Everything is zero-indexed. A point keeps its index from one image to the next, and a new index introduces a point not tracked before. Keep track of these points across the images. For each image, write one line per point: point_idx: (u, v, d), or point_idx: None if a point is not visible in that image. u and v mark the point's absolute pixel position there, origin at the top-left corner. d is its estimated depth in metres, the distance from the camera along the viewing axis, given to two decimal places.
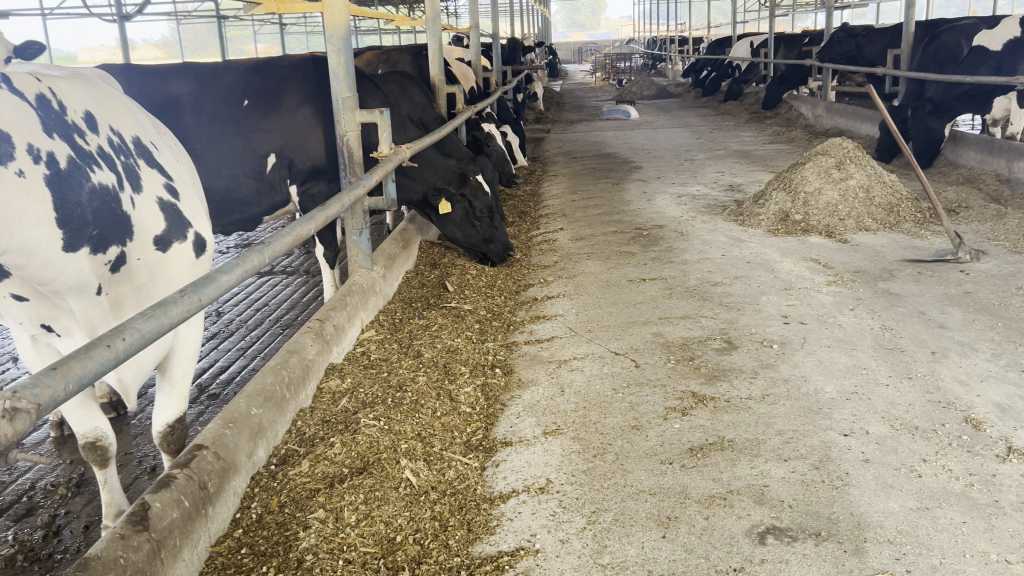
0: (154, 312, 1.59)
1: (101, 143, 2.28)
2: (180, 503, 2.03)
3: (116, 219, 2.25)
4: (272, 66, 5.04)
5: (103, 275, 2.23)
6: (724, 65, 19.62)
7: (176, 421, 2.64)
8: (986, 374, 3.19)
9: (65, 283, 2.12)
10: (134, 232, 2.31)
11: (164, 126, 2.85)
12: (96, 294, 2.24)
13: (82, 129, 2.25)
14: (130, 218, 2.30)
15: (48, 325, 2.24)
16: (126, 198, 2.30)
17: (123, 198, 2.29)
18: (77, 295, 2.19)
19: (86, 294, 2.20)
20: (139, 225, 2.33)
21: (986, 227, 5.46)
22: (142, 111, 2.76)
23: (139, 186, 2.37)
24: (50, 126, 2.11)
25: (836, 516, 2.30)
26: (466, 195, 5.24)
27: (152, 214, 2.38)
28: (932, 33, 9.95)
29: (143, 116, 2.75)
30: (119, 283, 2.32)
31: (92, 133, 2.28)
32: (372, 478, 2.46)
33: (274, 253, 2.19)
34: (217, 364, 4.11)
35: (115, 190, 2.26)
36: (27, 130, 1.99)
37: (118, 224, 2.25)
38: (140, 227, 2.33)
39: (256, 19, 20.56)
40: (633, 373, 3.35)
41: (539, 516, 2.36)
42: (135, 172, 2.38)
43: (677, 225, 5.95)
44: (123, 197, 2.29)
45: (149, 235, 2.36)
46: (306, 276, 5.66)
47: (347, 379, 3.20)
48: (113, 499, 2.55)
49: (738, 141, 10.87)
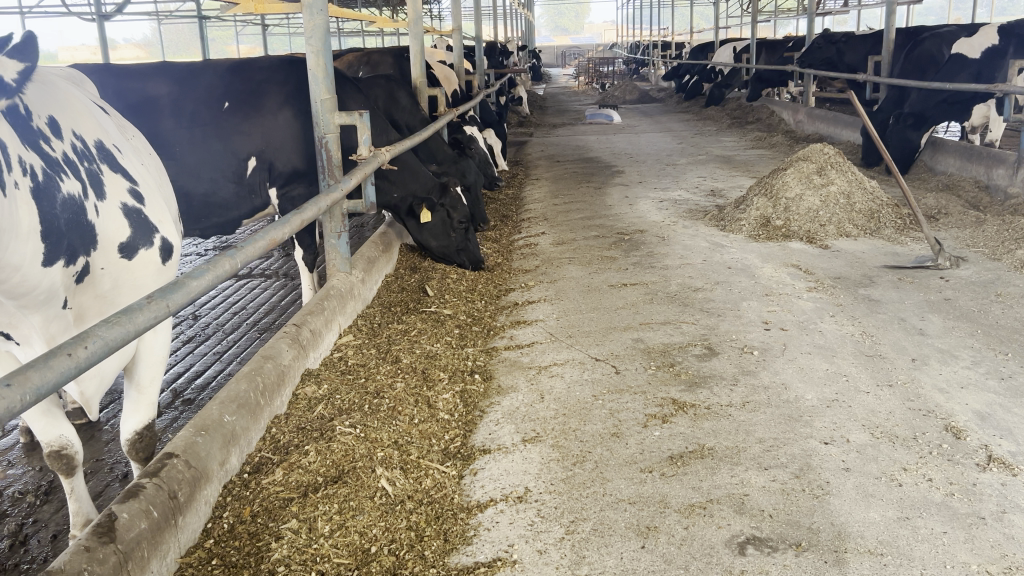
0: (119, 318, 1.53)
1: (66, 149, 2.21)
2: (149, 513, 1.98)
3: (84, 229, 2.18)
4: (251, 68, 4.99)
5: (68, 287, 2.17)
6: (707, 69, 19.68)
7: (144, 429, 2.57)
8: (967, 381, 3.19)
9: (35, 297, 2.08)
10: (98, 241, 2.23)
11: (129, 128, 2.76)
12: (61, 307, 2.18)
13: (47, 135, 2.17)
14: (96, 226, 2.22)
15: (7, 333, 2.13)
16: (90, 206, 2.22)
17: (89, 207, 2.21)
18: (43, 307, 2.13)
19: (51, 306, 2.15)
20: (104, 233, 2.25)
21: (966, 234, 5.48)
22: (105, 112, 2.67)
23: (104, 192, 2.28)
24: (19, 135, 2.05)
25: (817, 525, 2.28)
26: (445, 205, 5.21)
27: (117, 221, 2.30)
28: (913, 40, 10.02)
29: (106, 116, 2.65)
30: (82, 294, 2.25)
31: (57, 139, 2.20)
32: (346, 487, 2.40)
33: (246, 258, 2.14)
34: (193, 368, 4.06)
35: (81, 198, 2.19)
36: (13, 143, 1.98)
37: (85, 233, 2.18)
38: (104, 236, 2.25)
39: (237, 21, 20.41)
40: (614, 380, 3.32)
41: (517, 525, 2.33)
42: (99, 177, 2.29)
43: (659, 230, 5.95)
44: (88, 205, 2.21)
45: (113, 242, 2.28)
46: (284, 280, 5.60)
47: (324, 385, 3.15)
48: (81, 509, 2.48)
49: (720, 146, 10.88)
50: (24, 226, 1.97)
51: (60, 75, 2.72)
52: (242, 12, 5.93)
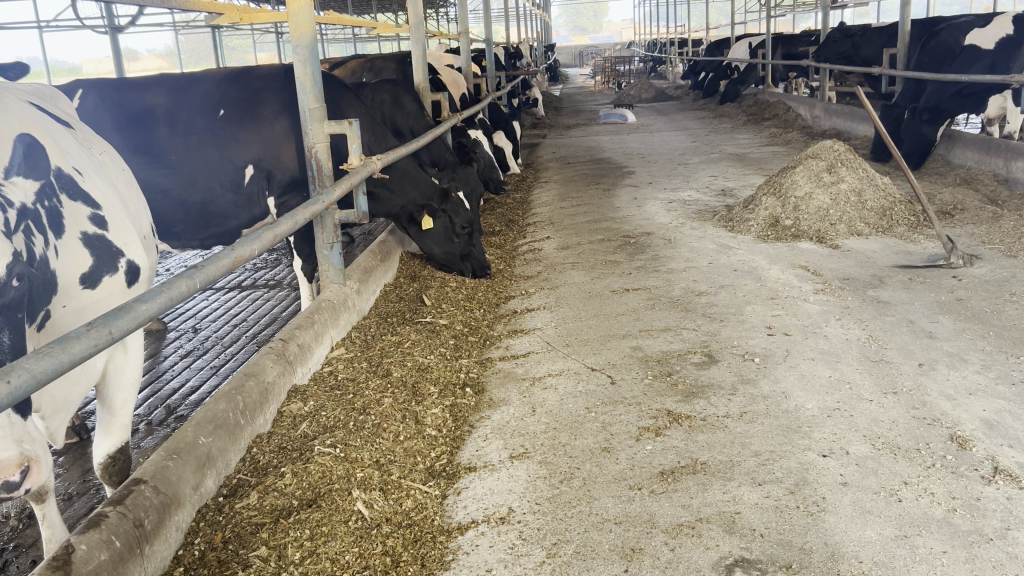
0: (51, 349, 1.47)
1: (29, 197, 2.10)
2: (110, 544, 1.90)
3: (49, 278, 2.11)
4: (249, 75, 4.86)
5: (32, 337, 2.11)
6: (722, 66, 19.46)
7: (116, 451, 2.59)
8: (976, 388, 3.06)
9: None
10: (60, 282, 2.17)
11: (91, 145, 2.68)
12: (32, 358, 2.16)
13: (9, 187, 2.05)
14: (57, 270, 2.16)
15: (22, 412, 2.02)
16: (53, 249, 2.14)
17: (51, 252, 2.13)
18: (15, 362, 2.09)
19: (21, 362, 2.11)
20: (65, 274, 2.19)
21: (981, 230, 5.33)
22: (58, 126, 2.55)
23: (63, 227, 2.20)
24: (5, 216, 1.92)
25: (810, 545, 2.18)
26: (447, 211, 5.14)
27: (76, 256, 2.23)
28: (930, 31, 9.82)
29: (66, 134, 2.55)
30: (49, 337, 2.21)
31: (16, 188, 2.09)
32: (321, 511, 2.33)
33: (207, 278, 2.08)
34: (188, 384, 4.01)
35: (46, 246, 2.11)
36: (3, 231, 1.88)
37: (49, 282, 2.12)
38: (65, 274, 2.19)
39: (252, 29, 20.46)
40: (608, 391, 3.23)
41: (496, 549, 2.25)
42: (59, 213, 2.19)
43: (666, 232, 5.84)
44: (51, 248, 2.13)
45: (74, 279, 2.23)
46: (288, 290, 5.56)
47: (310, 402, 3.07)
48: (54, 534, 2.43)
49: (734, 144, 10.73)
50: (11, 315, 1.87)
51: (14, 92, 2.62)
52: (226, 20, 5.45)
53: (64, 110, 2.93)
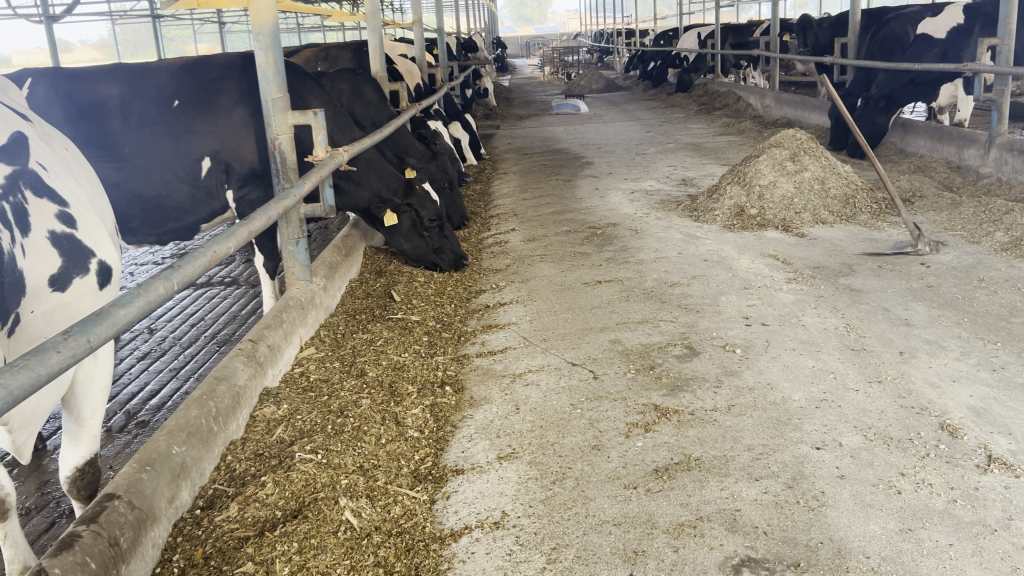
0: (27, 362, 1.33)
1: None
2: (85, 565, 1.76)
3: (18, 279, 1.95)
4: (205, 65, 4.61)
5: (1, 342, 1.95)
6: (671, 56, 19.53)
7: (86, 463, 2.45)
8: (958, 374, 3.07)
9: None
10: (28, 285, 2.01)
11: (53, 140, 2.52)
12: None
13: None
14: (24, 270, 1.99)
15: None
16: (19, 249, 1.97)
17: (16, 251, 1.96)
18: None
19: None
20: (32, 275, 2.03)
21: (942, 216, 5.39)
22: (18, 118, 2.38)
23: (29, 226, 2.03)
24: None
25: (815, 542, 2.13)
26: (412, 206, 5.07)
27: (43, 256, 2.07)
28: (880, 21, 9.97)
29: (24, 125, 2.37)
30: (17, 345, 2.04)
31: None
32: (307, 522, 2.21)
33: (184, 278, 1.94)
34: (147, 388, 3.83)
35: (12, 243, 1.94)
36: None
37: (17, 286, 1.95)
38: (33, 276, 2.03)
39: (193, 18, 19.79)
40: (592, 386, 3.15)
41: (494, 556, 2.16)
42: (23, 211, 2.02)
43: (632, 223, 5.79)
44: (17, 247, 1.97)
45: (42, 281, 2.07)
46: (246, 287, 5.38)
47: (284, 405, 2.93)
48: (17, 555, 2.21)
49: (688, 134, 10.75)
50: None
51: None
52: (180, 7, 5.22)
53: (17, 100, 2.75)
